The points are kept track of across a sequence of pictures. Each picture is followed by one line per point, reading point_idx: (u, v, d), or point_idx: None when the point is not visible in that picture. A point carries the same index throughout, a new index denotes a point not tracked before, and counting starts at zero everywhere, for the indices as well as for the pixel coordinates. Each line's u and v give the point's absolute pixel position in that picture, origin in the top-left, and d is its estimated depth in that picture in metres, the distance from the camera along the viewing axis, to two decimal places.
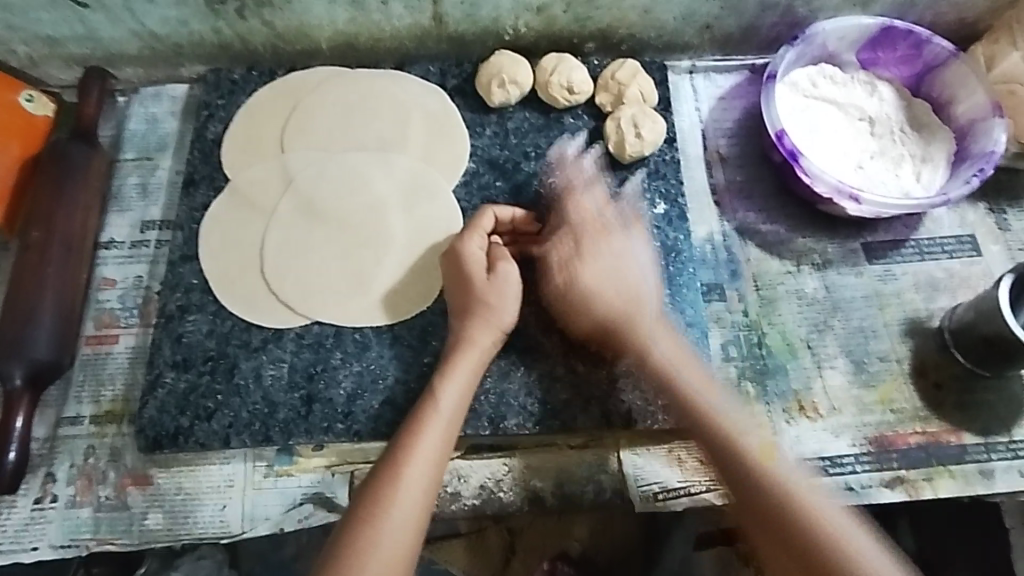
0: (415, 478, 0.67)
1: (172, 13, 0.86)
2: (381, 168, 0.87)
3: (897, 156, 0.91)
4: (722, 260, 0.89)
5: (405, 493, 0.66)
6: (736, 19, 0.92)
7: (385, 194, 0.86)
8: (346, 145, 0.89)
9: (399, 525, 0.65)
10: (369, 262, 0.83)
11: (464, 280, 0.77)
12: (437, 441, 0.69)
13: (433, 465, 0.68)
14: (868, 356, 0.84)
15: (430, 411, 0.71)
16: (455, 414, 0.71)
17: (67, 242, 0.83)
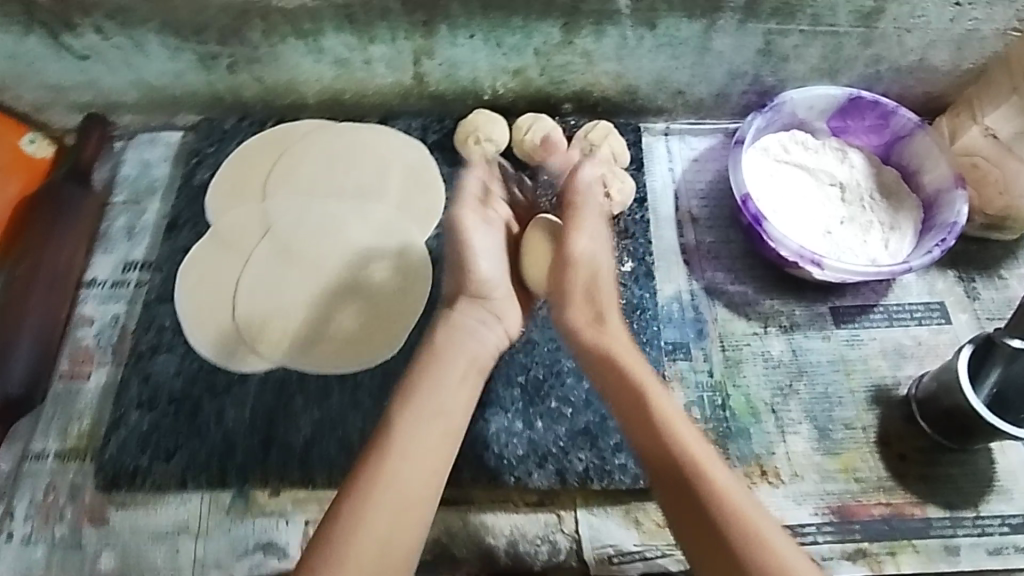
0: (409, 480, 0.65)
1: (168, 67, 0.91)
2: (358, 219, 0.90)
3: (866, 223, 0.93)
4: (688, 319, 0.90)
5: (392, 479, 0.64)
6: (707, 86, 0.95)
7: (360, 243, 0.88)
8: (326, 194, 0.92)
9: (394, 523, 0.63)
10: (337, 309, 0.85)
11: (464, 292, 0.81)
12: (434, 441, 0.68)
13: (422, 445, 0.67)
14: (831, 423, 0.84)
15: (423, 417, 0.69)
16: (439, 406, 0.70)
17: (51, 281, 0.88)
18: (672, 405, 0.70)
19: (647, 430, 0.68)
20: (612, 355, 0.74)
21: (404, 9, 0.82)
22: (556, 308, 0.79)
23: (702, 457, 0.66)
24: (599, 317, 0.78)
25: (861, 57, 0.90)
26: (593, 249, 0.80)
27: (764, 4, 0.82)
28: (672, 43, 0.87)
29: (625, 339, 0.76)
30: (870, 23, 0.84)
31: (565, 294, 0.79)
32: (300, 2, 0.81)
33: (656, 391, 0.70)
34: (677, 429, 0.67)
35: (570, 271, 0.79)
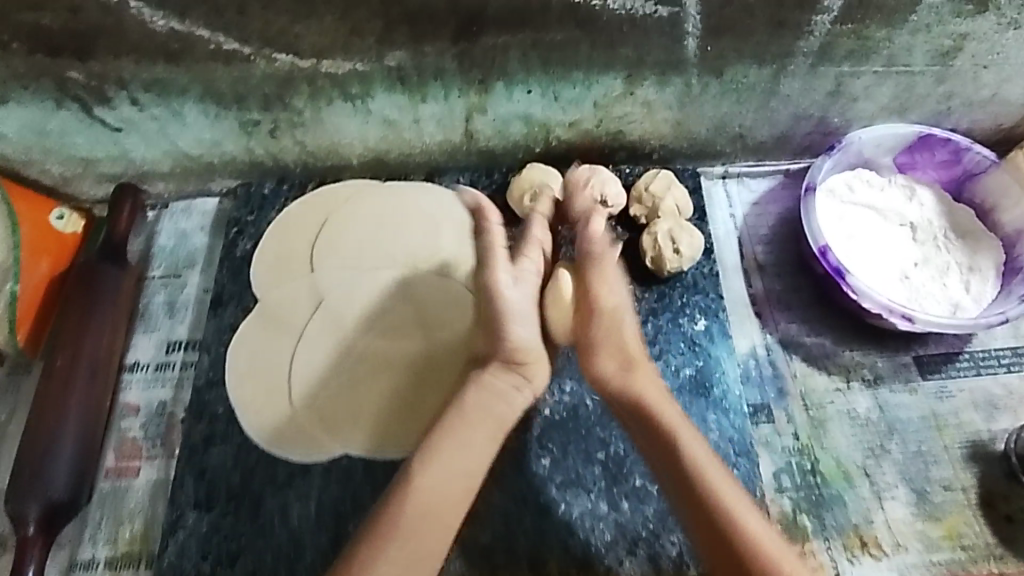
0: (448, 469, 0.67)
1: (206, 135, 0.86)
2: (399, 296, 0.84)
3: (942, 265, 0.89)
4: (767, 378, 0.85)
5: (415, 504, 0.64)
6: (770, 128, 0.90)
7: (403, 325, 0.83)
8: (368, 265, 0.86)
9: (433, 513, 0.65)
10: (398, 392, 0.80)
11: (495, 356, 0.74)
12: (481, 444, 0.70)
13: (453, 472, 0.67)
14: (930, 485, 0.79)
15: (463, 416, 0.71)
16: (473, 425, 0.70)
17: (93, 368, 0.81)
18: (697, 446, 0.67)
19: (672, 471, 0.67)
20: (642, 406, 0.70)
21: (460, 68, 0.78)
22: (584, 361, 0.74)
23: (723, 489, 0.65)
24: (625, 363, 0.73)
25: (934, 94, 0.86)
26: (618, 311, 0.76)
27: (839, 47, 0.78)
28: (738, 90, 0.83)
29: (655, 387, 0.72)
30: (946, 61, 0.81)
31: (592, 351, 0.74)
32: (350, 66, 0.77)
33: (685, 435, 0.68)
34: (704, 471, 0.65)
35: (596, 326, 0.75)
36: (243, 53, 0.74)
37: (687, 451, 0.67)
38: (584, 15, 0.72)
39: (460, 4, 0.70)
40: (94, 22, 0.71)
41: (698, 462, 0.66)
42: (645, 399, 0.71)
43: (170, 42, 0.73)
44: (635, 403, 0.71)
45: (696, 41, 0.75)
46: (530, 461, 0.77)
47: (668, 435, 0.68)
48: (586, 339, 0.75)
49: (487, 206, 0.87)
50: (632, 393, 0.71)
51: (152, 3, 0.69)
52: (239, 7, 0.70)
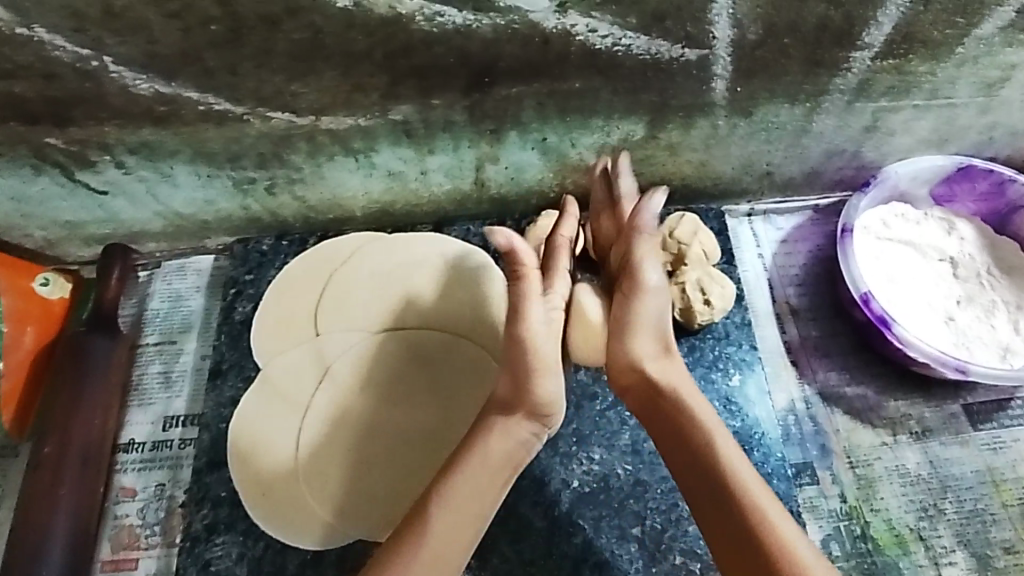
0: (466, 503, 0.61)
1: (198, 194, 0.81)
2: (387, 350, 0.78)
3: (989, 304, 0.82)
4: (807, 434, 0.80)
5: (421, 548, 0.59)
6: (799, 165, 0.85)
7: (394, 378, 0.77)
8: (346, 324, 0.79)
9: (448, 547, 0.59)
10: (417, 470, 0.73)
11: (520, 407, 0.64)
12: (493, 481, 0.63)
13: (467, 510, 0.61)
14: (990, 548, 0.74)
15: (478, 465, 0.63)
16: (495, 468, 0.63)
17: (84, 454, 0.75)
18: (733, 448, 0.60)
19: (698, 470, 0.60)
20: (677, 399, 0.63)
21: (470, 119, 0.73)
22: (617, 339, 0.65)
23: (757, 492, 0.58)
24: (661, 349, 0.65)
25: (975, 126, 0.82)
26: (659, 292, 0.65)
27: (878, 83, 0.74)
28: (768, 128, 0.78)
29: (693, 386, 0.65)
30: (990, 92, 0.76)
31: (628, 329, 0.64)
32: (352, 122, 0.72)
33: (719, 437, 0.61)
34: (737, 475, 0.59)
35: (636, 303, 0.64)
36: (236, 113, 0.69)
37: (721, 454, 0.60)
38: (605, 63, 0.68)
39: (470, 57, 0.66)
40: (71, 89, 0.66)
41: (732, 467, 0.59)
42: (678, 390, 0.63)
43: (156, 106, 0.68)
44: (669, 395, 0.63)
45: (725, 83, 0.72)
46: (559, 541, 0.71)
47: (702, 434, 0.61)
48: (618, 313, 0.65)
49: (524, 252, 0.66)
50: (664, 379, 0.63)
51: (134, 67, 0.64)
52: (231, 68, 0.65)
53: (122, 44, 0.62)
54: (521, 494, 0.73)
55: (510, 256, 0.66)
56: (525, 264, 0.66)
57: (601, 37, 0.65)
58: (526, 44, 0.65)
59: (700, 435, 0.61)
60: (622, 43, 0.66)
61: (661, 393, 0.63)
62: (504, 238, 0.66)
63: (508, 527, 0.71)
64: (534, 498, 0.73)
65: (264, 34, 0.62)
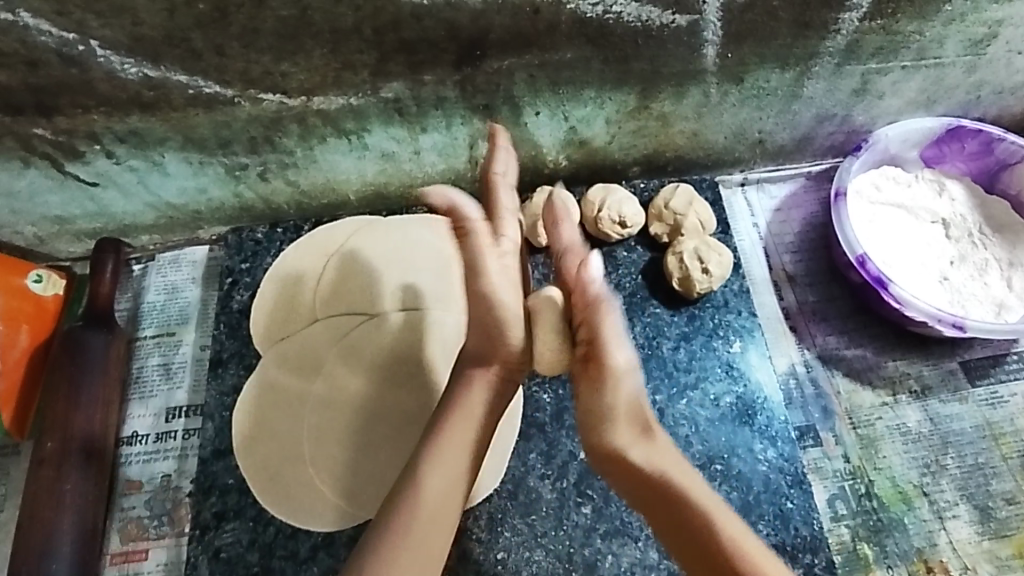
0: (461, 449, 0.60)
1: (189, 183, 0.80)
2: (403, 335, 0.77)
3: (983, 261, 0.82)
4: (809, 398, 0.80)
5: (423, 493, 0.58)
6: (791, 131, 0.85)
7: (405, 366, 0.76)
8: (349, 309, 0.78)
9: (441, 508, 0.57)
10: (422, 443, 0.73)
11: (495, 358, 0.63)
12: (484, 421, 0.62)
13: (466, 452, 0.60)
14: (992, 500, 0.76)
15: (464, 415, 0.61)
16: (483, 410, 0.62)
17: (87, 449, 0.74)
18: (729, 518, 0.55)
19: (709, 564, 0.53)
20: (669, 484, 0.56)
21: (462, 95, 0.72)
22: (591, 431, 0.58)
23: (765, 565, 0.53)
24: (643, 430, 0.59)
25: (963, 85, 0.83)
26: (632, 374, 0.59)
27: (867, 44, 0.75)
28: (759, 94, 0.79)
29: (684, 465, 0.59)
30: (978, 50, 0.78)
31: (599, 420, 0.58)
32: (343, 101, 0.71)
33: (712, 505, 0.55)
34: (751, 557, 0.53)
35: (606, 395, 0.58)
36: (226, 96, 0.69)
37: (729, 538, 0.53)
38: (596, 31, 0.68)
39: (459, 29, 0.65)
40: (56, 76, 0.65)
41: (726, 532, 0.54)
42: (670, 476, 0.57)
43: (143, 91, 0.67)
44: (654, 476, 0.57)
45: (715, 49, 0.72)
46: (568, 512, 0.71)
47: (701, 515, 0.54)
48: (587, 404, 0.59)
49: (466, 208, 0.66)
50: (651, 467, 0.57)
51: (121, 51, 0.63)
52: (218, 49, 0.64)
53: (106, 27, 0.61)
54: (529, 467, 0.73)
55: (453, 214, 0.66)
56: (468, 219, 0.65)
57: (591, 5, 0.65)
58: (516, 15, 0.65)
59: (687, 500, 0.55)
60: (612, 10, 0.66)
61: (653, 484, 0.56)
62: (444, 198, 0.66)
63: (518, 500, 0.72)
64: (542, 471, 0.73)
65: (251, 11, 0.61)
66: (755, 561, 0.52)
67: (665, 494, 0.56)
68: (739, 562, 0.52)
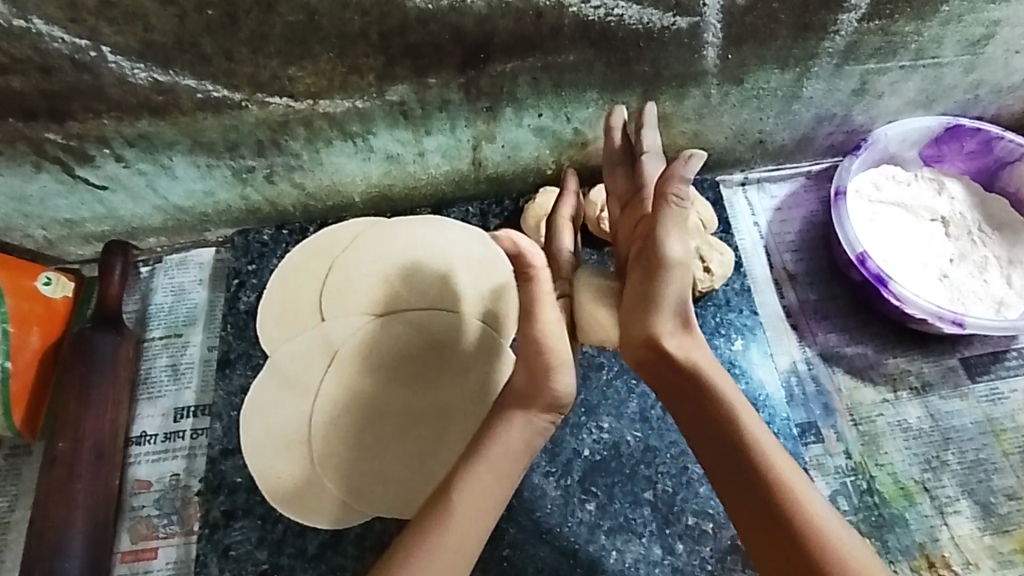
0: (495, 482, 0.62)
1: (197, 186, 0.81)
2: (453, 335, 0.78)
3: (982, 259, 0.83)
4: (811, 395, 0.81)
5: (450, 520, 0.59)
6: (791, 132, 0.86)
7: (455, 365, 0.77)
8: (387, 313, 0.79)
9: (472, 524, 0.60)
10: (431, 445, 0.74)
11: (539, 400, 0.64)
12: (519, 452, 0.64)
13: (496, 482, 0.62)
14: (993, 496, 0.76)
15: (498, 451, 0.63)
16: (521, 449, 0.64)
17: (98, 448, 0.75)
18: (758, 422, 0.60)
19: (724, 450, 0.59)
20: (698, 373, 0.60)
21: (466, 97, 0.73)
22: (635, 316, 0.61)
23: (794, 479, 0.57)
24: (682, 327, 0.61)
25: (962, 84, 0.84)
26: (684, 270, 0.59)
27: (866, 45, 0.76)
28: (760, 95, 0.80)
29: (717, 366, 0.62)
30: (977, 50, 0.78)
31: (644, 305, 0.60)
32: (349, 105, 0.72)
33: (743, 410, 0.60)
34: (765, 454, 0.58)
35: (656, 282, 0.59)
36: (234, 100, 0.70)
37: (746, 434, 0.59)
38: (598, 34, 0.69)
39: (464, 32, 0.66)
40: (68, 81, 0.66)
41: (753, 435, 0.59)
42: (707, 375, 0.61)
43: (153, 96, 0.68)
44: (690, 368, 0.60)
45: (716, 51, 0.73)
46: (573, 508, 0.72)
47: (722, 409, 0.60)
48: (637, 288, 0.61)
49: (534, 254, 0.66)
50: (683, 358, 0.60)
51: (131, 56, 0.64)
52: (227, 54, 0.65)
53: (118, 34, 0.62)
54: (534, 464, 0.74)
55: (518, 259, 0.66)
56: (536, 264, 0.66)
57: (593, 8, 0.66)
58: (520, 18, 0.66)
59: (718, 397, 0.60)
60: (614, 13, 0.67)
61: (683, 374, 0.60)
62: (510, 240, 0.66)
63: (523, 497, 0.72)
64: (546, 468, 0.74)
65: (260, 17, 0.62)
66: (778, 465, 0.57)
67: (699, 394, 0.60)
68: (764, 461, 0.57)
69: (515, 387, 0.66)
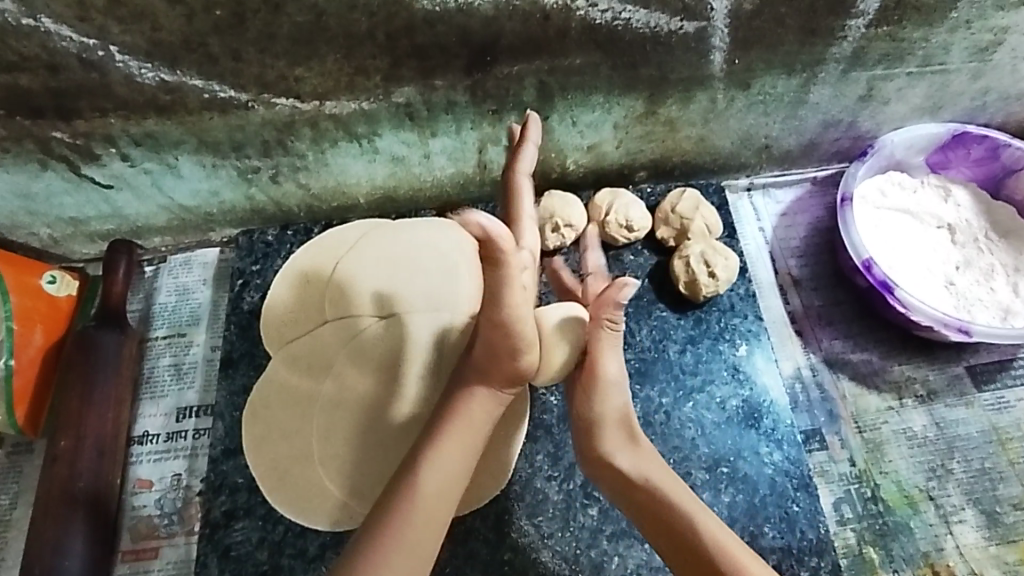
0: (458, 451, 0.61)
1: (202, 185, 0.81)
2: (444, 325, 0.76)
3: (988, 267, 0.82)
4: (815, 401, 0.81)
5: (417, 490, 0.58)
6: (797, 137, 0.86)
7: (437, 352, 0.74)
8: (384, 313, 0.77)
9: (438, 497, 0.59)
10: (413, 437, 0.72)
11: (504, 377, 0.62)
12: (483, 420, 0.63)
13: (463, 453, 0.61)
14: (999, 505, 0.76)
15: (463, 424, 0.62)
16: (483, 422, 0.63)
17: (99, 446, 0.75)
18: (715, 524, 0.59)
19: (690, 557, 0.58)
20: (657, 493, 0.61)
21: (472, 100, 0.73)
22: (584, 438, 0.64)
23: (756, 573, 0.56)
24: (631, 440, 0.64)
25: (969, 91, 0.83)
26: (620, 387, 0.64)
27: (873, 51, 0.75)
28: (766, 100, 0.80)
29: (669, 475, 0.63)
30: (984, 57, 0.78)
31: (591, 426, 0.64)
32: (355, 106, 0.72)
33: (696, 511, 0.59)
34: (736, 561, 0.56)
35: (597, 401, 0.63)
36: (241, 100, 0.70)
37: (713, 541, 0.57)
38: (605, 37, 0.69)
39: (471, 34, 0.66)
40: (76, 80, 0.66)
41: (710, 534, 0.58)
42: (655, 482, 0.61)
43: (160, 95, 0.68)
44: (641, 486, 0.61)
45: (722, 55, 0.73)
46: (575, 513, 0.71)
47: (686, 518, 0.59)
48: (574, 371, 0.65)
49: (503, 238, 0.52)
50: (639, 479, 0.62)
51: (139, 55, 0.65)
52: (234, 54, 0.65)
53: (125, 33, 0.63)
54: (536, 468, 0.74)
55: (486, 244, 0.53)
56: (503, 248, 0.53)
57: (600, 12, 0.66)
58: (527, 20, 0.66)
59: (663, 495, 0.60)
60: (621, 17, 0.67)
61: (638, 490, 0.61)
62: (476, 223, 0.52)
63: (526, 500, 0.72)
64: (549, 472, 0.73)
65: (267, 17, 0.63)
66: (740, 562, 0.56)
67: (648, 502, 0.61)
68: (723, 557, 0.56)
69: (477, 361, 0.62)
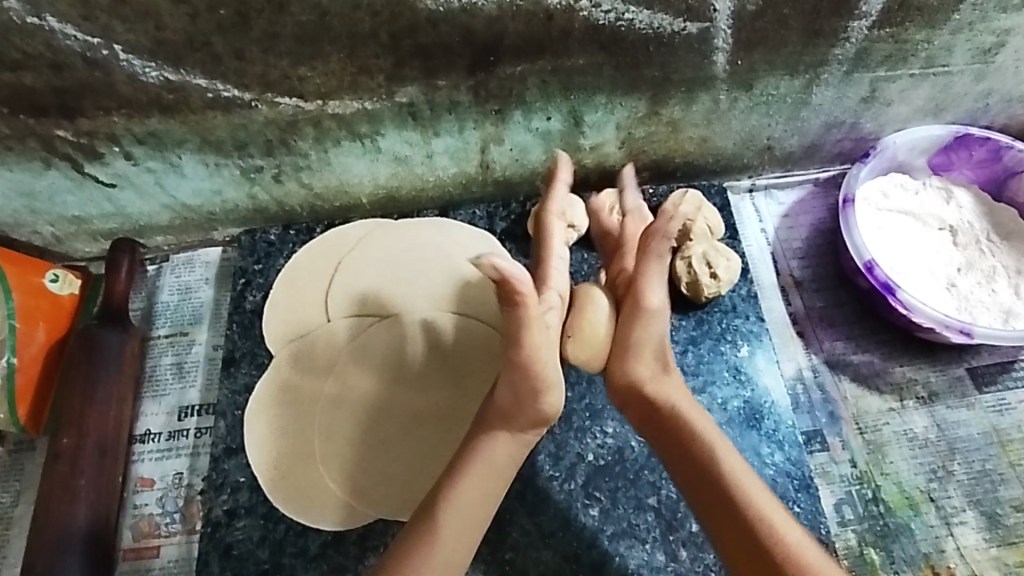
0: (485, 490, 0.62)
1: (205, 184, 0.81)
2: (442, 331, 0.78)
3: (990, 269, 0.82)
4: (816, 402, 0.81)
5: (443, 526, 0.59)
6: (799, 139, 0.86)
7: (435, 359, 0.77)
8: (388, 315, 0.79)
9: (461, 533, 0.60)
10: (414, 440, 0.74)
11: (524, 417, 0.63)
12: (506, 460, 0.63)
13: (487, 495, 0.62)
14: (1000, 507, 0.76)
15: (486, 467, 0.62)
16: (505, 466, 0.63)
17: (101, 444, 0.76)
18: (733, 454, 0.61)
19: (703, 480, 0.60)
20: (680, 416, 0.63)
21: (475, 100, 0.74)
22: (616, 363, 0.65)
23: (767, 505, 0.58)
24: (662, 368, 0.65)
25: (972, 93, 0.83)
26: (662, 317, 0.65)
27: (876, 52, 0.75)
28: (769, 101, 0.80)
29: (696, 405, 0.64)
30: (986, 59, 0.78)
31: (624, 349, 0.65)
32: (358, 105, 0.72)
33: (718, 440, 0.61)
34: (748, 491, 0.58)
35: (636, 328, 0.65)
36: (244, 99, 0.70)
37: (725, 466, 0.59)
38: (608, 38, 0.69)
39: (474, 34, 0.67)
40: (79, 78, 0.66)
41: (727, 462, 0.60)
42: (679, 407, 0.63)
43: (163, 94, 0.69)
44: (668, 409, 0.63)
45: (725, 56, 0.73)
46: (577, 513, 0.72)
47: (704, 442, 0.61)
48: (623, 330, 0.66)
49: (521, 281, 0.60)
50: (666, 401, 0.64)
51: (143, 54, 0.65)
52: (237, 53, 0.65)
53: (129, 32, 0.63)
54: (537, 468, 0.74)
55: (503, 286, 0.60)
56: (524, 291, 0.60)
57: (603, 12, 0.66)
58: (530, 21, 0.66)
59: (684, 417, 0.63)
60: (624, 17, 0.67)
61: (662, 411, 0.64)
62: (492, 265, 0.61)
63: (527, 500, 0.72)
64: (550, 472, 0.74)
65: (271, 17, 0.63)
66: (752, 492, 0.58)
67: (672, 424, 0.63)
68: (735, 482, 0.59)
69: (499, 404, 0.64)
